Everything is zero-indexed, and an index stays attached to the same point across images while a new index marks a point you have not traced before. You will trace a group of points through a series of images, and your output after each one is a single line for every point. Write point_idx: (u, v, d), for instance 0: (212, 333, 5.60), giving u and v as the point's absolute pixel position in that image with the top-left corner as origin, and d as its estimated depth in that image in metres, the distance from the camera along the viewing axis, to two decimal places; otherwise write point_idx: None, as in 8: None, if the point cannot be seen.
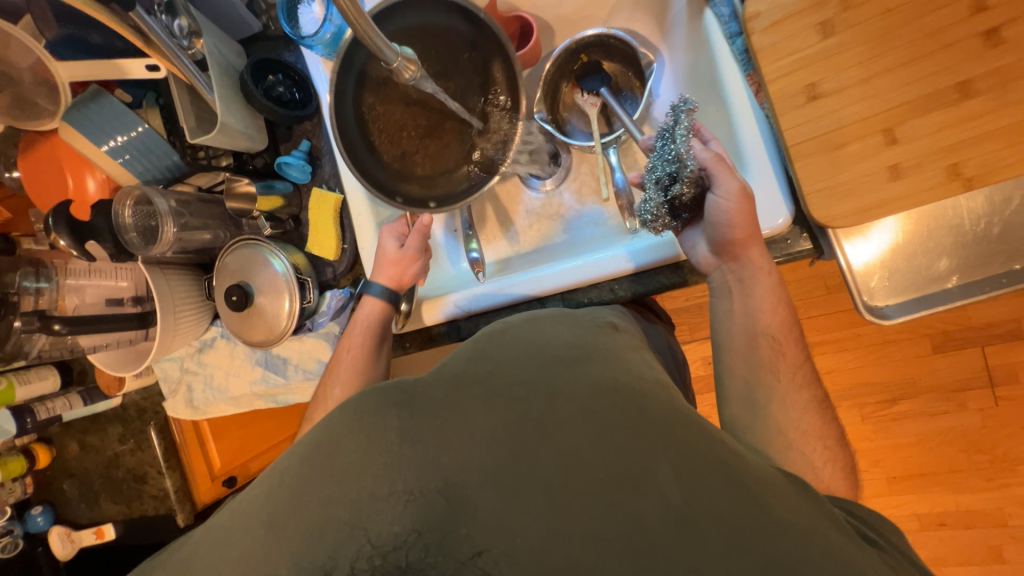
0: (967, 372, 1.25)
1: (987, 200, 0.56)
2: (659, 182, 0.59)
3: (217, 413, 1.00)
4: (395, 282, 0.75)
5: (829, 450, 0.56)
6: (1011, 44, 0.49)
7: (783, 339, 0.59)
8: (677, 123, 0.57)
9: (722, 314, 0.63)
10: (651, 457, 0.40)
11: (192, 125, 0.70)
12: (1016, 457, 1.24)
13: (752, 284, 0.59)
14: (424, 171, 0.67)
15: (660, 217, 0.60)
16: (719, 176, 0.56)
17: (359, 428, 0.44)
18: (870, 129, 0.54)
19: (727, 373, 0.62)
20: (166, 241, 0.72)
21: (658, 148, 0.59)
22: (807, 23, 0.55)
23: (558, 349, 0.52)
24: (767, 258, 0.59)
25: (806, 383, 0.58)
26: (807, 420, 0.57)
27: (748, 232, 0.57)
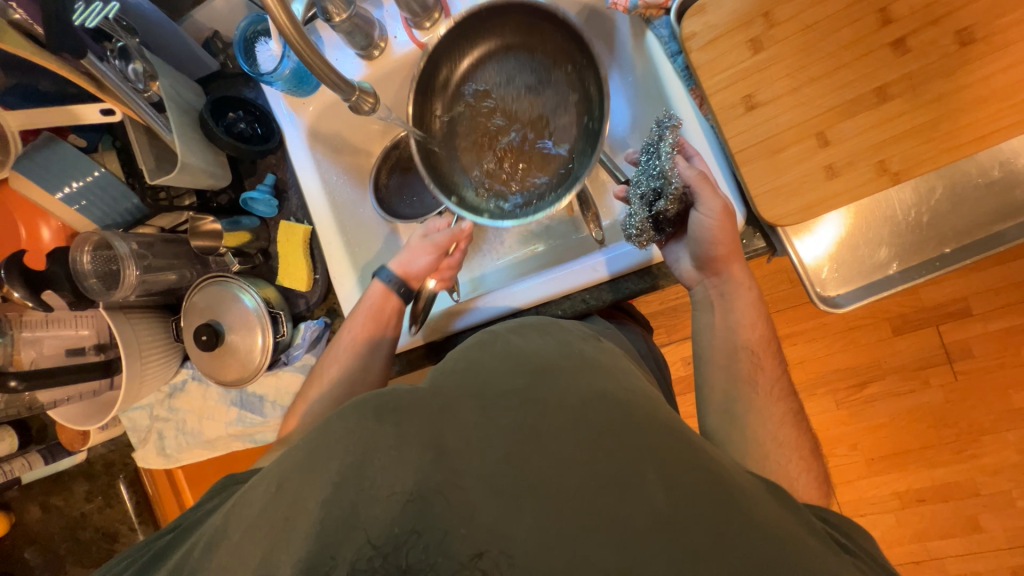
0: (926, 351, 1.32)
1: (915, 191, 0.61)
2: (643, 198, 0.61)
3: (191, 459, 0.96)
4: (403, 268, 0.76)
5: (803, 457, 0.58)
6: (917, 51, 0.55)
7: (762, 352, 0.62)
8: (662, 139, 0.60)
9: (703, 327, 0.66)
10: (636, 462, 0.41)
11: (151, 166, 0.69)
12: (980, 427, 1.31)
13: (734, 298, 0.63)
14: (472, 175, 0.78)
15: (645, 232, 0.62)
16: (702, 194, 0.59)
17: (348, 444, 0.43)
18: (804, 134, 0.58)
19: (706, 388, 0.63)
20: (129, 284, 0.70)
21: (644, 163, 0.62)
22: (739, 40, 0.59)
23: (547, 361, 0.52)
24: (747, 273, 0.63)
25: (783, 396, 0.62)
26: (782, 432, 0.59)
27: (730, 249, 0.61)
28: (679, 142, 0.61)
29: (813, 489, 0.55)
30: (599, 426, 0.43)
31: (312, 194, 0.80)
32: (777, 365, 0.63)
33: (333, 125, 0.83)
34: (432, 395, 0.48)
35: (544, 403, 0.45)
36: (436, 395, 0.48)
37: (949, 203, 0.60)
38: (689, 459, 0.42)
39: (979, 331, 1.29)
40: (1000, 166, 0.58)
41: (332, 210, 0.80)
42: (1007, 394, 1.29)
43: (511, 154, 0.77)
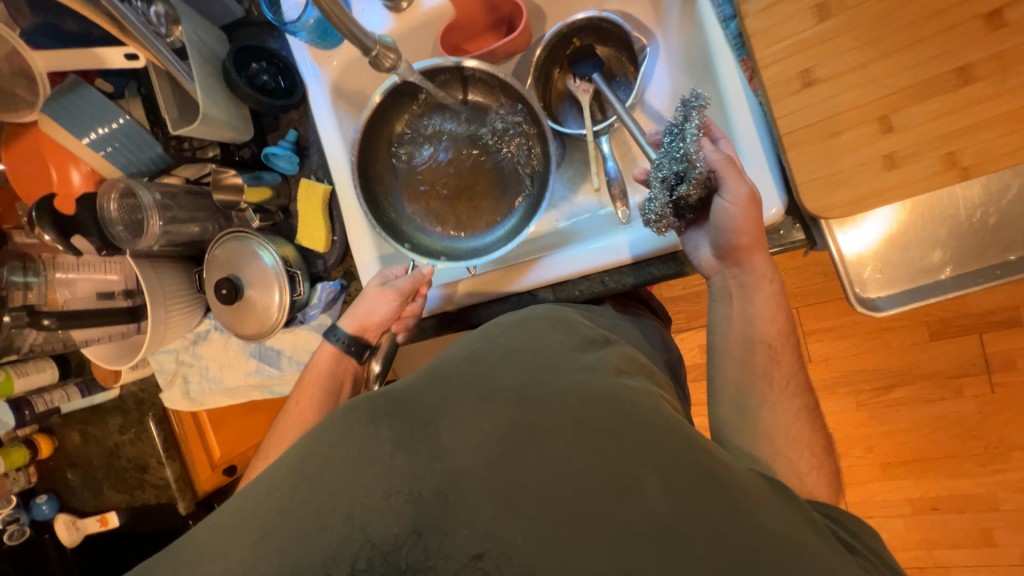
0: (964, 360, 1.24)
1: (984, 188, 0.54)
2: (665, 181, 0.57)
3: (214, 403, 1.01)
4: (359, 328, 0.74)
5: (815, 452, 0.55)
6: (1015, 26, 0.47)
7: (780, 347, 0.59)
8: (687, 120, 0.55)
9: (719, 319, 0.62)
10: (640, 463, 0.40)
11: (174, 116, 0.69)
12: (1010, 442, 1.24)
13: (754, 290, 0.59)
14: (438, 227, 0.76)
15: (664, 218, 0.58)
16: (728, 179, 0.55)
17: (350, 435, 0.44)
18: (865, 117, 0.52)
19: (718, 377, 0.61)
20: (152, 234, 0.71)
21: (666, 145, 0.57)
22: (804, 5, 0.53)
23: (549, 359, 0.51)
24: (770, 264, 0.58)
25: (798, 392, 0.58)
26: (794, 427, 0.56)
27: (754, 239, 0.56)
28: (705, 123, 0.56)
29: (823, 496, 0.53)
30: (605, 424, 0.42)
31: (333, 154, 0.78)
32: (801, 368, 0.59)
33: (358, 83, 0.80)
34: (431, 395, 0.48)
35: (540, 398, 0.45)
36: (433, 388, 0.49)
37: (1022, 204, 0.54)
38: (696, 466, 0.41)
39: None
40: None
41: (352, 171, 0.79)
42: None
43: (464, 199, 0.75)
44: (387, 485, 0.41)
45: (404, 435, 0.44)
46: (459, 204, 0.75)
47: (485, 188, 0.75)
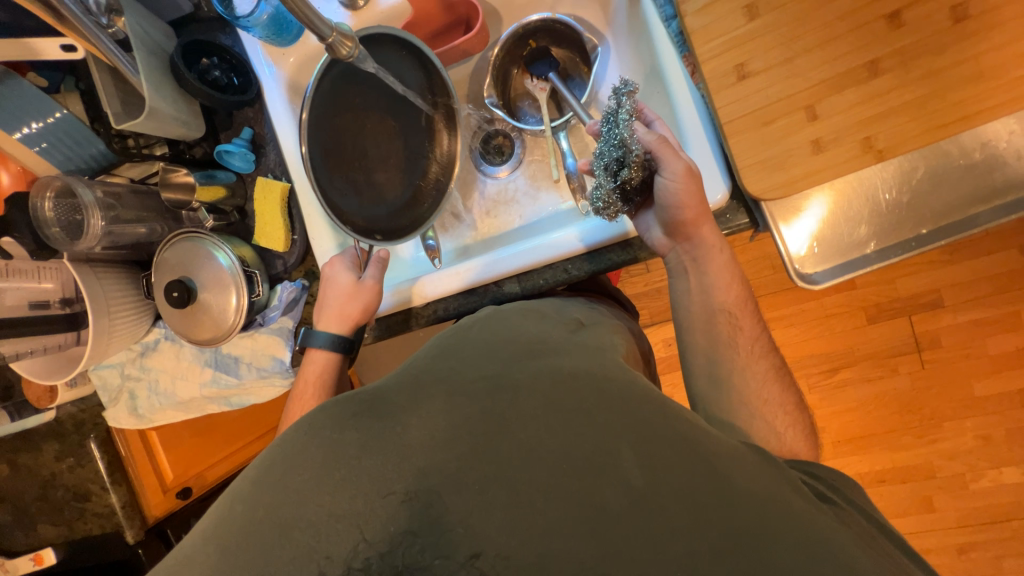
0: (898, 340, 1.36)
1: (898, 170, 0.61)
2: (608, 168, 0.62)
3: (165, 420, 0.95)
4: (343, 323, 0.73)
5: (788, 411, 0.60)
6: (911, 26, 0.54)
7: (740, 313, 0.62)
8: (620, 107, 0.61)
9: (680, 293, 0.66)
10: (614, 440, 0.41)
11: (117, 110, 0.65)
12: (941, 414, 1.36)
13: (706, 261, 0.62)
14: (366, 205, 0.71)
15: (612, 204, 0.62)
16: (665, 158, 0.58)
17: (317, 441, 0.43)
18: (793, 107, 0.58)
19: (690, 353, 0.64)
20: (94, 234, 0.67)
21: (605, 133, 0.62)
22: (734, 6, 0.58)
23: (522, 344, 0.53)
24: (718, 235, 0.62)
25: (766, 354, 0.62)
26: (766, 390, 0.60)
27: (697, 212, 0.59)
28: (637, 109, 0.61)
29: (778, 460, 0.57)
30: (572, 400, 0.44)
31: (290, 150, 0.77)
32: (760, 342, 0.62)
33: None
34: (407, 393, 0.47)
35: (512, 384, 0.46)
36: (412, 385, 0.49)
37: (930, 183, 0.60)
38: (661, 426, 0.43)
39: (950, 322, 1.33)
40: (982, 148, 0.59)
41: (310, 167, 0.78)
42: (969, 383, 1.34)
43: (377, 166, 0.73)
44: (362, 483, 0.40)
45: (374, 434, 0.43)
46: (376, 177, 0.73)
47: (398, 159, 0.74)
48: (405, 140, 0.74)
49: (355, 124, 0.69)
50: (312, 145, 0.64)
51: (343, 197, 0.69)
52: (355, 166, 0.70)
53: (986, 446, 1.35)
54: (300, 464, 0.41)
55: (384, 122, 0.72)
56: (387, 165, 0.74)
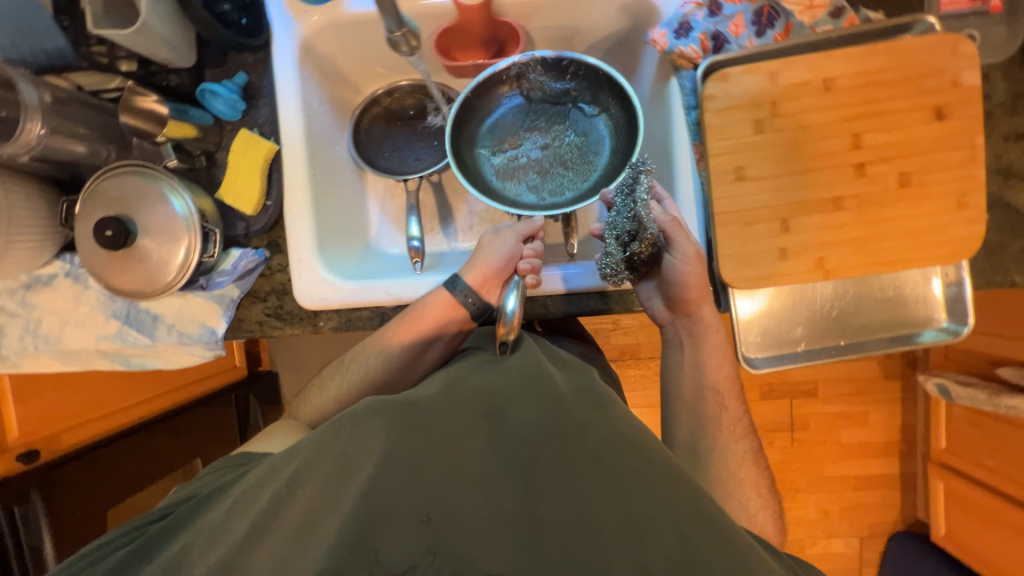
0: (779, 418, 1.58)
1: (833, 289, 0.72)
2: (619, 238, 0.67)
3: (37, 368, 0.80)
4: (480, 281, 0.74)
5: (761, 495, 0.68)
6: (870, 178, 0.66)
7: (726, 393, 0.71)
8: (637, 183, 0.64)
9: (673, 364, 0.75)
10: (658, 508, 0.43)
11: (97, 11, 0.56)
12: (798, 486, 1.60)
13: (702, 338, 0.71)
14: (551, 194, 0.80)
15: (619, 271, 0.68)
16: (677, 239, 0.66)
17: (389, 474, 0.46)
18: (772, 216, 0.67)
19: (675, 424, 0.73)
20: (27, 141, 0.56)
21: (619, 204, 0.66)
22: (746, 117, 0.66)
23: (568, 395, 0.55)
24: (716, 317, 0.70)
25: (744, 434, 0.71)
26: (743, 470, 0.69)
27: (701, 293, 0.68)
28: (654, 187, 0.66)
29: None
30: (604, 454, 0.47)
31: (288, 114, 0.72)
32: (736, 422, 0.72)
33: (330, 48, 0.77)
34: (458, 434, 0.51)
35: (552, 431, 0.49)
36: (452, 414, 0.53)
37: (853, 306, 0.73)
38: (667, 490, 0.45)
39: (819, 410, 1.57)
40: (894, 288, 0.72)
41: (305, 138, 0.73)
42: (824, 464, 1.59)
43: (555, 166, 0.81)
44: (405, 493, 0.45)
45: (435, 450, 0.49)
46: (553, 173, 0.81)
47: (569, 154, 0.80)
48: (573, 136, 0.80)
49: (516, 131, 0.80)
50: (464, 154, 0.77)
51: (518, 195, 0.80)
52: (531, 168, 0.81)
53: (824, 518, 1.60)
54: (378, 487, 0.45)
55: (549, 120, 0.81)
56: (564, 159, 0.80)
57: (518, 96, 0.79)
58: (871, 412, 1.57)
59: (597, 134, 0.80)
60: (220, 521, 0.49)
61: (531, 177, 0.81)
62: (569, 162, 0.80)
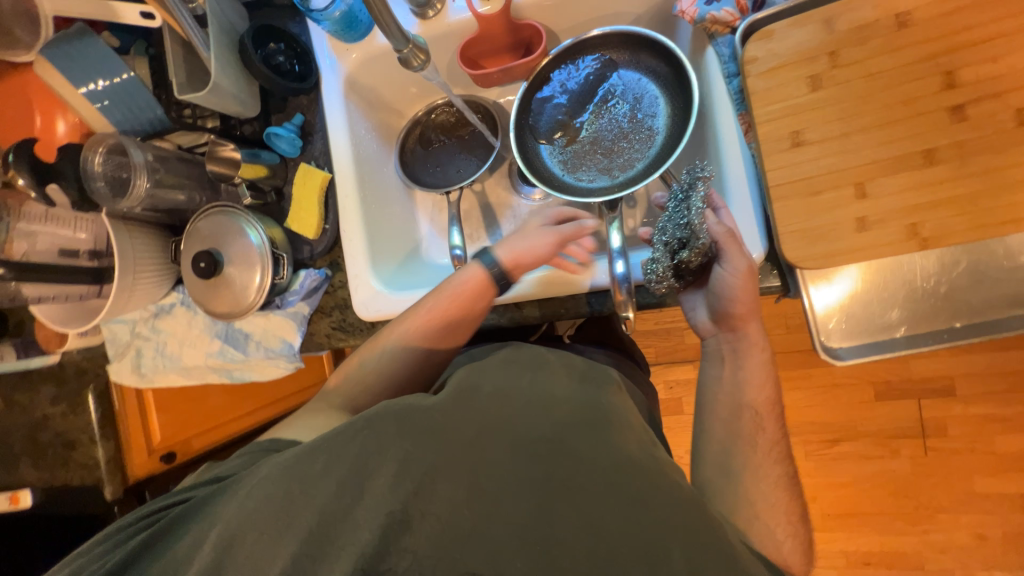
0: (903, 422, 1.33)
1: (938, 260, 0.60)
2: (667, 245, 0.62)
3: (166, 382, 0.96)
4: (515, 258, 0.71)
5: (791, 520, 0.56)
6: (974, 122, 0.54)
7: (766, 416, 0.61)
8: (694, 189, 0.60)
9: (711, 380, 0.66)
10: (666, 538, 0.42)
11: (181, 80, 0.67)
12: (937, 504, 1.32)
13: (745, 356, 0.64)
14: (622, 170, 0.76)
15: (665, 279, 0.63)
16: (729, 253, 0.60)
17: (400, 472, 0.44)
18: (843, 182, 0.58)
19: (705, 438, 0.63)
20: (137, 195, 0.69)
21: (672, 209, 0.62)
22: (799, 74, 0.58)
23: (575, 409, 0.53)
24: (763, 335, 0.64)
25: (778, 459, 0.59)
26: (775, 495, 0.57)
27: (749, 308, 0.62)
28: (712, 196, 0.61)
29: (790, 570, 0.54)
30: (618, 479, 0.45)
31: (338, 145, 0.79)
32: (783, 438, 0.61)
33: (371, 79, 0.83)
34: (468, 433, 0.48)
35: (561, 447, 0.48)
36: (468, 422, 0.49)
37: (970, 279, 0.60)
38: (676, 521, 0.43)
39: (960, 413, 1.30)
40: None
41: (354, 164, 0.80)
42: (972, 479, 1.30)
43: (621, 141, 0.77)
44: (415, 501, 0.43)
45: (449, 461, 0.46)
46: (621, 152, 0.76)
47: (631, 126, 0.76)
48: (631, 109, 0.76)
49: (571, 114, 0.79)
50: (529, 151, 0.78)
51: (591, 182, 0.77)
52: (597, 151, 0.78)
53: (979, 546, 1.30)
54: (388, 485, 0.44)
55: (601, 98, 0.78)
56: (628, 134, 0.76)
57: (557, 88, 0.79)
58: None
59: (650, 93, 0.75)
60: (234, 518, 0.44)
61: (601, 161, 0.77)
62: (631, 133, 0.76)
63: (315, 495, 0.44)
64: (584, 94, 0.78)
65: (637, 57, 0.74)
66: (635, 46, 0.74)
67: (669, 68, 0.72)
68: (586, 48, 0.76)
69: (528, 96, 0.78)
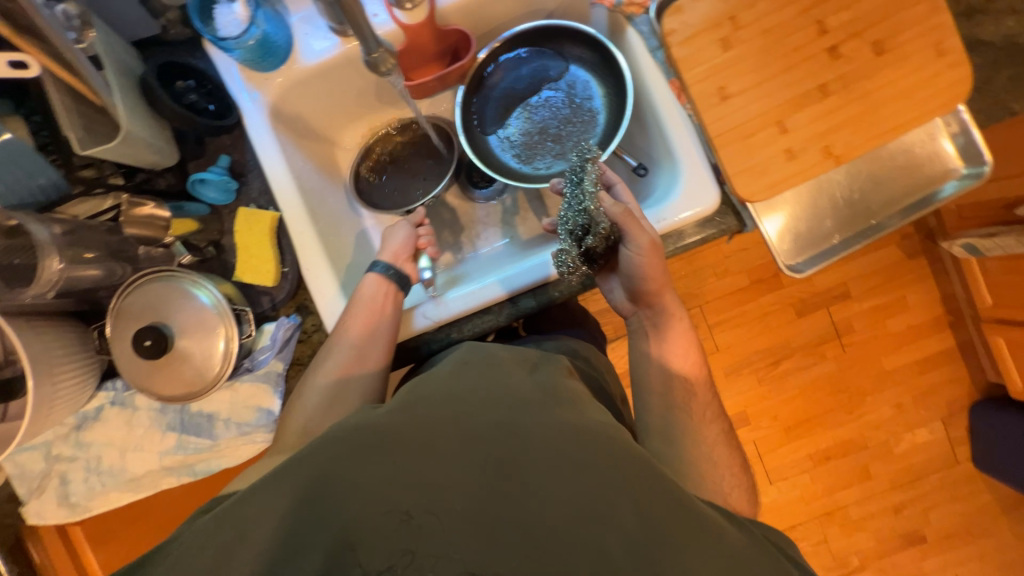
0: (823, 330, 1.53)
1: (849, 173, 0.74)
2: (572, 233, 0.65)
3: (108, 505, 0.79)
4: (393, 256, 0.76)
5: (735, 472, 0.67)
6: (846, 58, 0.67)
7: (693, 381, 0.71)
8: (586, 173, 0.64)
9: (640, 355, 0.73)
10: (615, 493, 0.43)
11: (80, 134, 0.59)
12: (864, 389, 1.54)
13: (666, 327, 0.71)
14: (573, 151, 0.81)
15: (575, 267, 0.66)
16: (629, 230, 0.64)
17: (345, 483, 0.43)
18: (767, 122, 0.67)
19: (645, 412, 0.70)
20: (46, 279, 0.59)
21: (569, 194, 0.65)
22: (711, 39, 0.67)
23: (530, 396, 0.52)
24: (677, 304, 0.72)
25: (715, 418, 0.70)
26: (715, 452, 0.67)
27: (660, 283, 0.68)
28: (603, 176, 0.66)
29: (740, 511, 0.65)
30: (573, 450, 0.46)
31: (277, 179, 0.72)
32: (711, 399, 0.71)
33: (296, 106, 0.78)
34: (419, 438, 0.46)
35: (519, 430, 0.47)
36: (417, 429, 0.47)
37: (872, 183, 0.73)
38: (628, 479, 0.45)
39: (860, 309, 1.53)
40: (904, 152, 0.73)
41: (300, 195, 0.73)
42: (881, 359, 1.53)
43: (566, 126, 0.81)
44: (357, 510, 0.41)
45: (392, 470, 0.44)
46: (568, 135, 0.81)
47: (571, 110, 0.81)
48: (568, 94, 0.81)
49: (511, 109, 0.82)
50: (482, 150, 0.81)
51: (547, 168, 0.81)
52: (545, 139, 0.82)
53: (900, 414, 1.53)
54: (335, 496, 0.42)
55: (537, 90, 0.81)
56: (569, 119, 0.81)
57: (492, 88, 0.81)
58: (908, 294, 1.52)
59: (582, 78, 0.80)
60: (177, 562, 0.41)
61: (552, 147, 0.81)
62: (573, 117, 0.81)
63: (268, 521, 0.42)
64: (519, 89, 0.81)
65: (563, 47, 0.79)
66: (558, 37, 0.78)
67: (594, 52, 0.77)
68: (513, 43, 0.79)
69: (465, 100, 0.80)
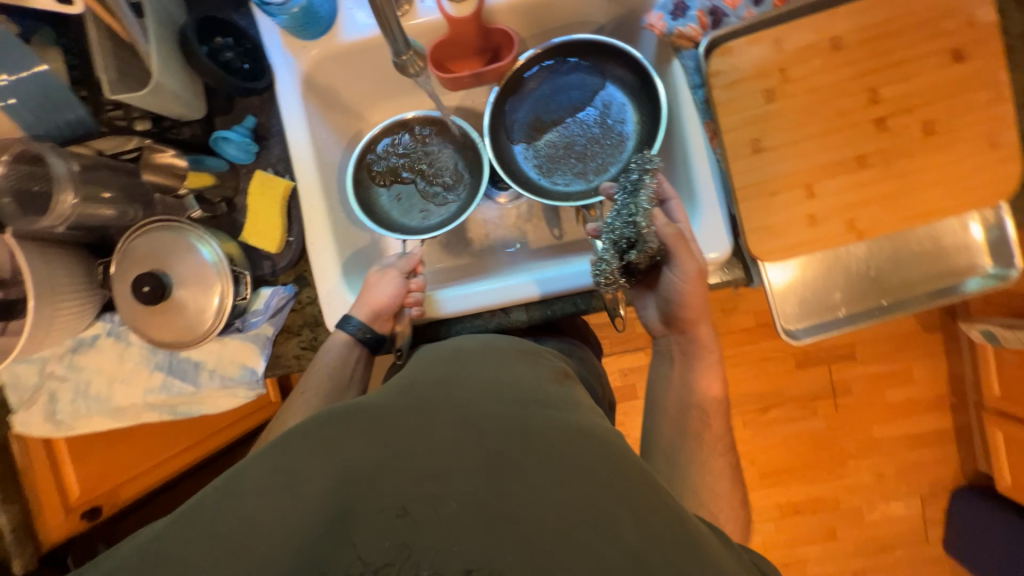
0: (819, 386, 1.51)
1: (870, 248, 0.71)
2: (615, 245, 0.61)
3: (91, 428, 0.82)
4: (371, 311, 0.71)
5: (734, 505, 0.65)
6: (892, 132, 0.64)
7: (712, 412, 0.68)
8: (642, 184, 0.60)
9: (662, 377, 0.72)
10: (615, 501, 0.39)
11: (112, 77, 0.60)
12: (848, 452, 1.51)
13: (695, 357, 0.69)
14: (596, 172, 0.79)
15: (614, 280, 0.62)
16: (679, 254, 0.63)
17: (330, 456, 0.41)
18: (796, 183, 0.65)
19: (656, 429, 0.69)
20: (61, 212, 0.60)
21: (621, 203, 0.61)
22: (756, 88, 0.65)
23: (528, 391, 0.50)
24: (713, 338, 0.70)
25: (725, 450, 0.68)
26: (720, 484, 0.65)
27: (699, 312, 0.66)
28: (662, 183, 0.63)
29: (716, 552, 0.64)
30: (570, 450, 0.43)
31: (297, 149, 0.73)
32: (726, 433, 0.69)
33: (329, 78, 0.77)
34: (408, 415, 0.45)
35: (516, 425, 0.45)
36: (404, 409, 0.46)
37: (892, 262, 0.71)
38: (630, 484, 0.41)
39: (861, 372, 1.50)
40: (931, 239, 0.70)
41: (316, 170, 0.73)
42: (871, 426, 1.50)
43: (592, 145, 0.80)
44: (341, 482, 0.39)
45: (380, 445, 0.42)
46: (592, 155, 0.79)
47: (601, 129, 0.79)
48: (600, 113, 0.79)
49: (541, 119, 0.80)
50: (505, 155, 0.80)
51: (566, 185, 0.79)
52: (569, 154, 0.80)
53: (879, 483, 1.51)
54: (318, 467, 0.40)
55: (570, 103, 0.80)
56: (597, 138, 0.79)
57: (526, 93, 0.80)
58: (914, 366, 1.48)
59: (618, 99, 0.78)
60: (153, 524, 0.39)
61: (575, 163, 0.80)
62: (602, 138, 0.79)
63: (246, 487, 0.39)
64: (552, 99, 0.80)
65: (604, 65, 0.77)
66: (601, 54, 0.76)
67: (635, 76, 0.75)
68: (555, 52, 0.77)
69: (497, 102, 0.78)
